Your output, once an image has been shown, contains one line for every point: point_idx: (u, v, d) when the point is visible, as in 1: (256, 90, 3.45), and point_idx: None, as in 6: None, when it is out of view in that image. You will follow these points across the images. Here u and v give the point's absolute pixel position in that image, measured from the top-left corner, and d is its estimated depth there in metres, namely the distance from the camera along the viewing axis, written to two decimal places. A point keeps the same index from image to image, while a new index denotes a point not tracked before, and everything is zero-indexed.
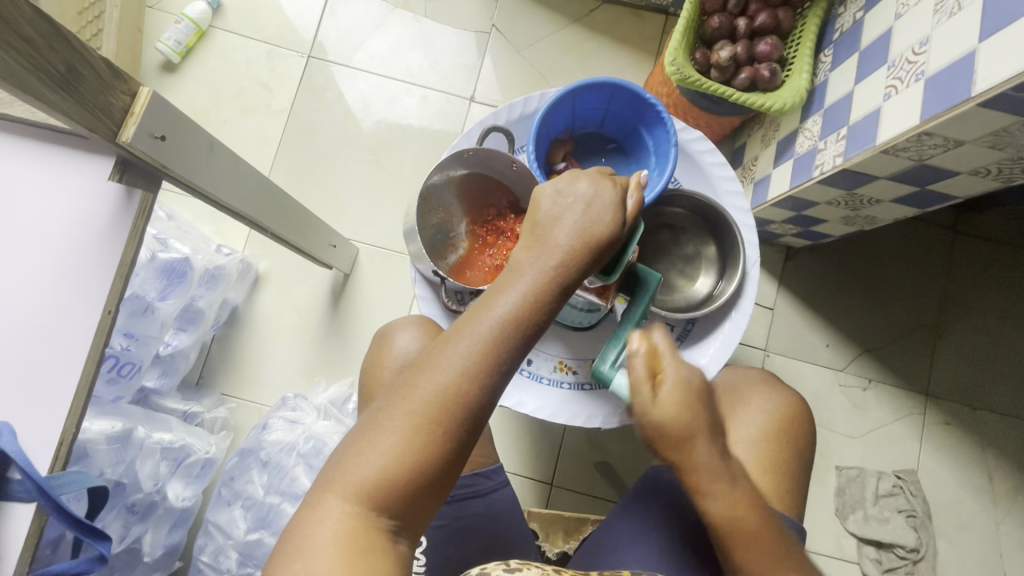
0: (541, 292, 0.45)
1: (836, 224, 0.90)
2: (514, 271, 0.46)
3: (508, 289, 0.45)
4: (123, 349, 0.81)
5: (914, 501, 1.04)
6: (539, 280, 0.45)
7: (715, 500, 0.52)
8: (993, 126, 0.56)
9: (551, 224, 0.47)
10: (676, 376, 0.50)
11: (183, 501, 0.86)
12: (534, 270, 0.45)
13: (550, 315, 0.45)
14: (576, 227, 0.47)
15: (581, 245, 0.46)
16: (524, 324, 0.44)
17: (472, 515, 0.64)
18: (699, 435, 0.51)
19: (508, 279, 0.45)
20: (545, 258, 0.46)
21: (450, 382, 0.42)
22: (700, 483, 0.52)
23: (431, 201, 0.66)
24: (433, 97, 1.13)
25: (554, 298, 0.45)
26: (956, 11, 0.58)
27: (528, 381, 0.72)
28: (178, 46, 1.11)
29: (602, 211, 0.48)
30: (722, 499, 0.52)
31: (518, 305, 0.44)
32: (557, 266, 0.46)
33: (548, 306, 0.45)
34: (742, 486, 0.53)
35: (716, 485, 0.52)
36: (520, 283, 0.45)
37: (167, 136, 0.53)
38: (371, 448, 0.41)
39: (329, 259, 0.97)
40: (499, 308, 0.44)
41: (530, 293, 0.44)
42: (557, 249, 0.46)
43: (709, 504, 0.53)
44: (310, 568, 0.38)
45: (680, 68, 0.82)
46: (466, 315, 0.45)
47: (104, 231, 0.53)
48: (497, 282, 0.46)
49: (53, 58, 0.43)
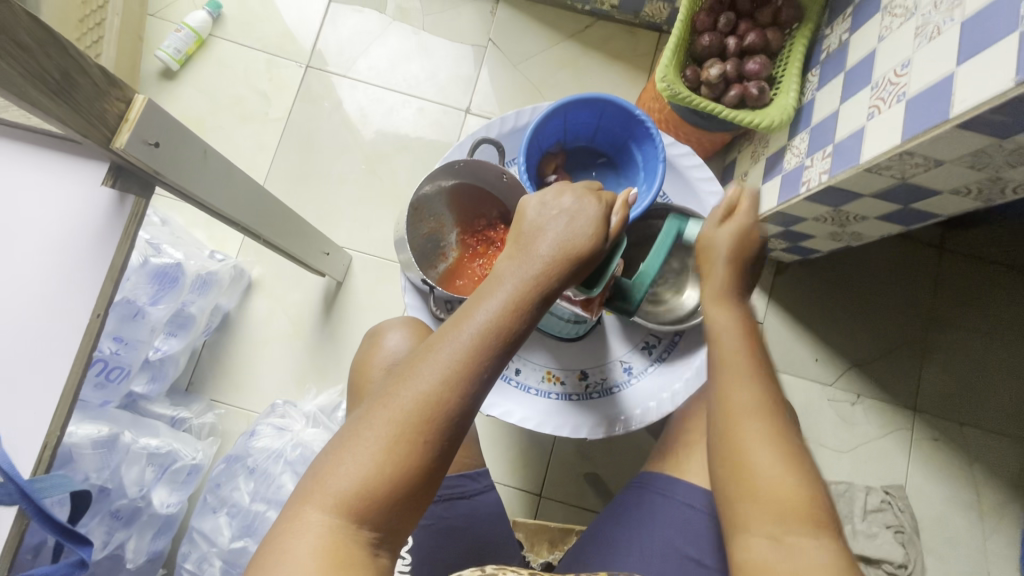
0: (522, 300, 0.45)
1: (824, 240, 0.91)
2: (496, 280, 0.47)
3: (488, 297, 0.45)
4: (112, 353, 0.81)
5: (902, 516, 1.04)
6: (520, 289, 0.45)
7: (718, 312, 0.59)
8: (971, 146, 0.57)
9: (534, 236, 0.48)
10: (742, 220, 0.61)
11: (168, 508, 0.85)
12: (515, 279, 0.46)
13: (531, 323, 0.46)
14: (558, 237, 0.47)
15: (563, 256, 0.47)
16: (505, 331, 0.44)
17: (456, 516, 0.64)
18: (732, 269, 0.60)
19: (490, 287, 0.46)
20: (526, 267, 0.46)
21: (430, 391, 0.42)
22: (715, 300, 0.60)
23: (421, 211, 0.67)
24: (429, 108, 1.15)
25: (535, 306, 0.46)
26: (935, 36, 0.59)
27: (515, 390, 0.72)
28: (177, 54, 1.12)
29: (584, 225, 0.48)
30: (750, 390, 0.55)
31: (500, 312, 0.44)
32: (538, 275, 0.46)
33: (527, 314, 0.45)
34: (743, 316, 0.59)
35: (748, 379, 0.56)
36: (500, 292, 0.45)
37: (161, 143, 0.54)
38: (351, 458, 0.41)
39: (322, 267, 0.97)
40: (480, 315, 0.44)
41: (510, 302, 0.45)
42: (538, 258, 0.47)
43: (711, 314, 0.59)
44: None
45: (670, 85, 0.83)
46: (447, 324, 0.45)
47: (94, 231, 0.54)
48: (478, 291, 0.47)
49: (49, 66, 0.44)
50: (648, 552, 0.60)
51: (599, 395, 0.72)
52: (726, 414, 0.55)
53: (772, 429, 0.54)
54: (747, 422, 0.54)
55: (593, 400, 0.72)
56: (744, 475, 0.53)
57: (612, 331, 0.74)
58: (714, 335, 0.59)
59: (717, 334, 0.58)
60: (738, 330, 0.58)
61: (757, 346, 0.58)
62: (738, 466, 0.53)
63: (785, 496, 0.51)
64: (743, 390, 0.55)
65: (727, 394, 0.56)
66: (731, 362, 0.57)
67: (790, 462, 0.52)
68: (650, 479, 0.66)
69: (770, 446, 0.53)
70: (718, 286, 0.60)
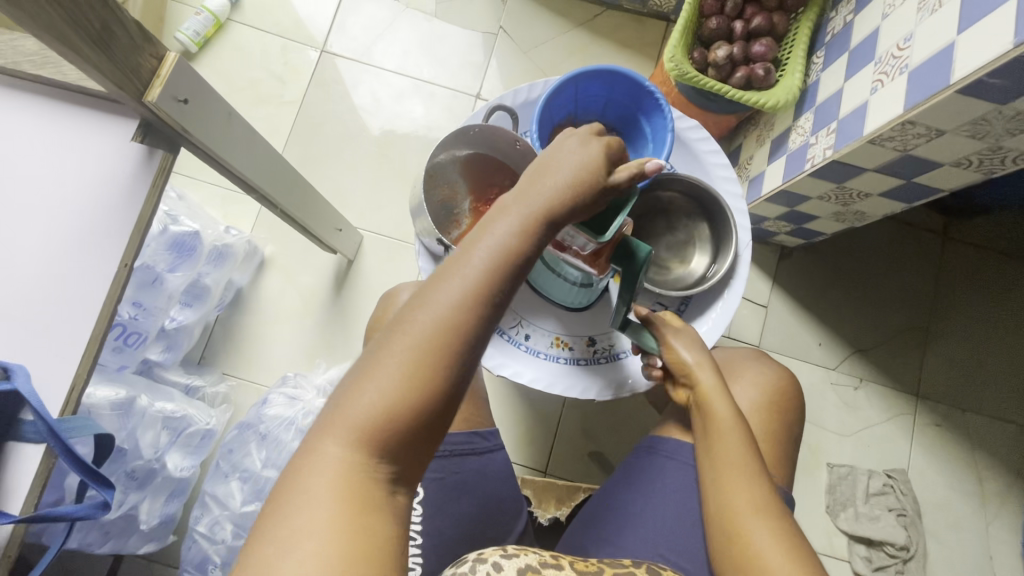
0: (524, 234, 0.47)
1: (828, 221, 0.93)
2: (495, 217, 0.48)
3: (490, 231, 0.46)
4: (130, 319, 0.83)
5: (904, 500, 1.05)
6: (521, 223, 0.47)
7: (720, 404, 0.60)
8: (971, 114, 0.59)
9: (532, 178, 0.49)
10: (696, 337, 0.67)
11: (182, 471, 0.87)
12: (517, 215, 0.47)
13: (535, 257, 0.47)
14: (558, 176, 0.49)
15: (563, 193, 0.48)
16: (511, 261, 0.46)
17: (466, 473, 0.64)
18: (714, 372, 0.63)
19: (490, 224, 0.47)
20: (526, 205, 0.48)
21: (443, 320, 0.43)
22: (714, 393, 0.61)
23: (435, 178, 0.70)
24: (440, 93, 1.17)
25: (537, 241, 0.47)
26: (937, 9, 0.61)
27: (525, 354, 0.74)
28: (196, 37, 1.15)
29: (579, 165, 0.50)
30: (747, 495, 0.56)
31: (502, 245, 0.46)
32: (538, 212, 0.47)
33: (530, 247, 0.47)
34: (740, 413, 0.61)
35: (745, 479, 0.57)
36: (501, 227, 0.47)
37: (189, 101, 0.56)
38: (367, 391, 0.42)
39: (334, 243, 0.99)
40: (482, 250, 0.45)
41: (512, 236, 0.46)
42: (539, 196, 0.48)
43: (714, 405, 0.60)
44: (309, 510, 0.39)
45: (678, 64, 0.85)
46: (451, 260, 0.46)
47: (124, 183, 0.56)
48: (478, 228, 0.48)
49: (91, 15, 0.46)
50: (658, 512, 0.62)
51: (606, 360, 0.74)
52: (726, 516, 0.56)
53: (776, 530, 0.54)
54: (749, 525, 0.55)
55: (600, 365, 0.73)
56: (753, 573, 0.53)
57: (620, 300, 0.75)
58: (719, 429, 0.59)
59: (715, 429, 0.60)
60: (739, 426, 0.59)
61: (753, 450, 0.59)
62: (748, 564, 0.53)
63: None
64: (744, 488, 0.56)
65: (726, 496, 0.57)
66: (729, 462, 0.58)
67: (796, 557, 0.53)
68: (657, 443, 0.67)
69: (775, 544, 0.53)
70: (713, 385, 0.62)
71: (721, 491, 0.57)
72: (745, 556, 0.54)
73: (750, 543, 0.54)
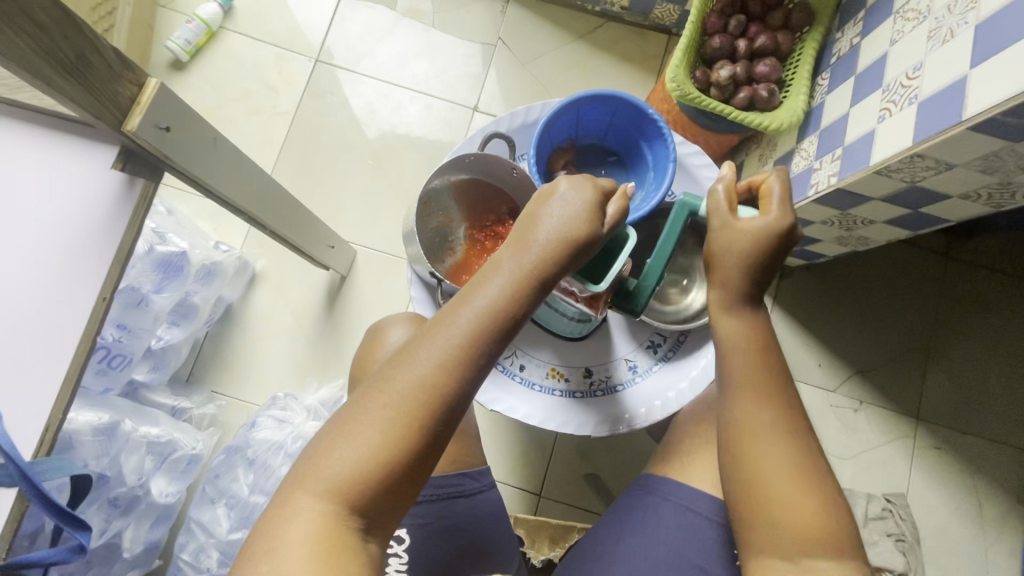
0: (520, 287, 0.45)
1: (830, 244, 0.91)
2: (492, 268, 0.46)
3: (484, 285, 0.45)
4: (114, 341, 0.81)
5: (902, 525, 1.00)
6: (517, 274, 0.45)
7: (725, 320, 0.55)
8: (984, 149, 0.57)
9: (530, 225, 0.48)
10: (763, 221, 0.53)
11: (167, 497, 0.85)
12: (513, 265, 0.46)
13: (529, 310, 0.46)
14: (556, 226, 0.47)
15: (560, 243, 0.47)
16: (502, 319, 0.44)
17: (456, 514, 0.62)
18: (743, 270, 0.53)
19: (486, 275, 0.46)
20: (523, 256, 0.46)
21: (428, 375, 0.42)
22: (720, 307, 0.55)
23: (429, 205, 0.67)
24: (437, 105, 1.15)
25: (533, 294, 0.46)
26: (949, 39, 0.60)
27: (519, 386, 0.72)
28: (187, 46, 1.12)
29: (578, 212, 0.48)
30: (765, 411, 0.53)
31: (496, 298, 0.44)
32: (535, 263, 0.46)
33: (525, 301, 0.45)
34: (757, 320, 0.55)
35: (764, 393, 0.53)
36: (497, 279, 0.45)
37: (171, 128, 0.53)
38: (345, 444, 0.40)
39: (326, 260, 0.97)
40: (477, 302, 0.44)
41: (507, 288, 0.45)
42: (536, 245, 0.47)
43: (721, 323, 0.55)
44: (274, 567, 0.37)
45: (680, 85, 0.83)
46: (444, 310, 0.45)
47: (103, 212, 0.54)
48: (474, 278, 0.46)
49: (64, 45, 0.43)
50: (652, 550, 0.59)
51: (602, 393, 0.72)
52: (739, 436, 0.53)
53: (793, 455, 0.52)
54: (766, 404, 0.53)
55: (597, 398, 0.72)
56: (770, 506, 0.51)
57: (617, 330, 0.74)
58: (726, 344, 0.55)
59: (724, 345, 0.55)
60: (750, 342, 0.54)
61: (768, 358, 0.54)
62: (760, 485, 0.52)
63: (807, 526, 0.50)
64: (773, 450, 0.52)
65: (742, 415, 0.53)
66: (748, 377, 0.54)
67: (808, 484, 0.51)
68: (656, 480, 0.64)
69: (791, 471, 0.51)
70: (722, 288, 0.55)
71: (736, 413, 0.54)
72: (763, 476, 0.52)
73: (772, 428, 0.53)
